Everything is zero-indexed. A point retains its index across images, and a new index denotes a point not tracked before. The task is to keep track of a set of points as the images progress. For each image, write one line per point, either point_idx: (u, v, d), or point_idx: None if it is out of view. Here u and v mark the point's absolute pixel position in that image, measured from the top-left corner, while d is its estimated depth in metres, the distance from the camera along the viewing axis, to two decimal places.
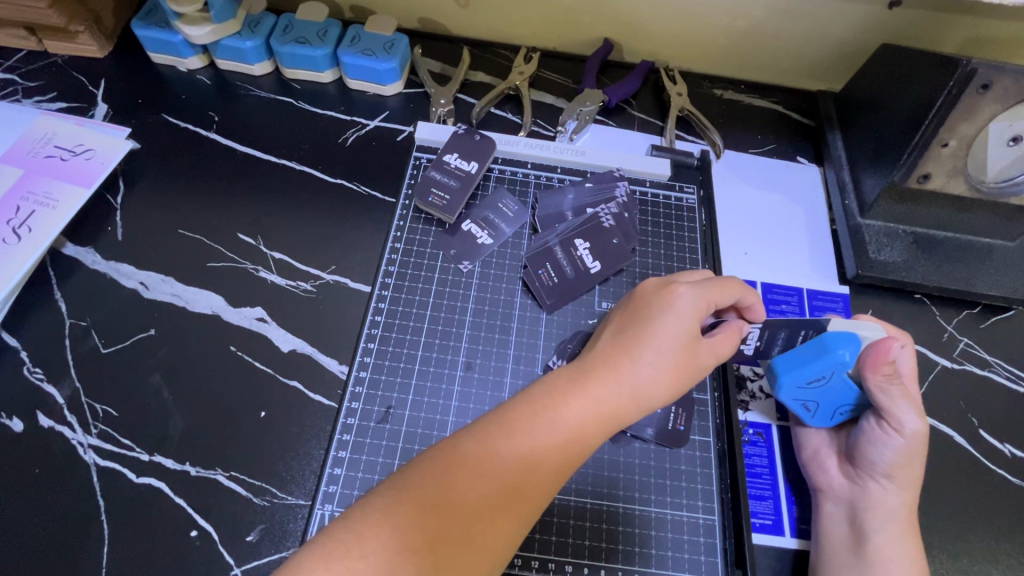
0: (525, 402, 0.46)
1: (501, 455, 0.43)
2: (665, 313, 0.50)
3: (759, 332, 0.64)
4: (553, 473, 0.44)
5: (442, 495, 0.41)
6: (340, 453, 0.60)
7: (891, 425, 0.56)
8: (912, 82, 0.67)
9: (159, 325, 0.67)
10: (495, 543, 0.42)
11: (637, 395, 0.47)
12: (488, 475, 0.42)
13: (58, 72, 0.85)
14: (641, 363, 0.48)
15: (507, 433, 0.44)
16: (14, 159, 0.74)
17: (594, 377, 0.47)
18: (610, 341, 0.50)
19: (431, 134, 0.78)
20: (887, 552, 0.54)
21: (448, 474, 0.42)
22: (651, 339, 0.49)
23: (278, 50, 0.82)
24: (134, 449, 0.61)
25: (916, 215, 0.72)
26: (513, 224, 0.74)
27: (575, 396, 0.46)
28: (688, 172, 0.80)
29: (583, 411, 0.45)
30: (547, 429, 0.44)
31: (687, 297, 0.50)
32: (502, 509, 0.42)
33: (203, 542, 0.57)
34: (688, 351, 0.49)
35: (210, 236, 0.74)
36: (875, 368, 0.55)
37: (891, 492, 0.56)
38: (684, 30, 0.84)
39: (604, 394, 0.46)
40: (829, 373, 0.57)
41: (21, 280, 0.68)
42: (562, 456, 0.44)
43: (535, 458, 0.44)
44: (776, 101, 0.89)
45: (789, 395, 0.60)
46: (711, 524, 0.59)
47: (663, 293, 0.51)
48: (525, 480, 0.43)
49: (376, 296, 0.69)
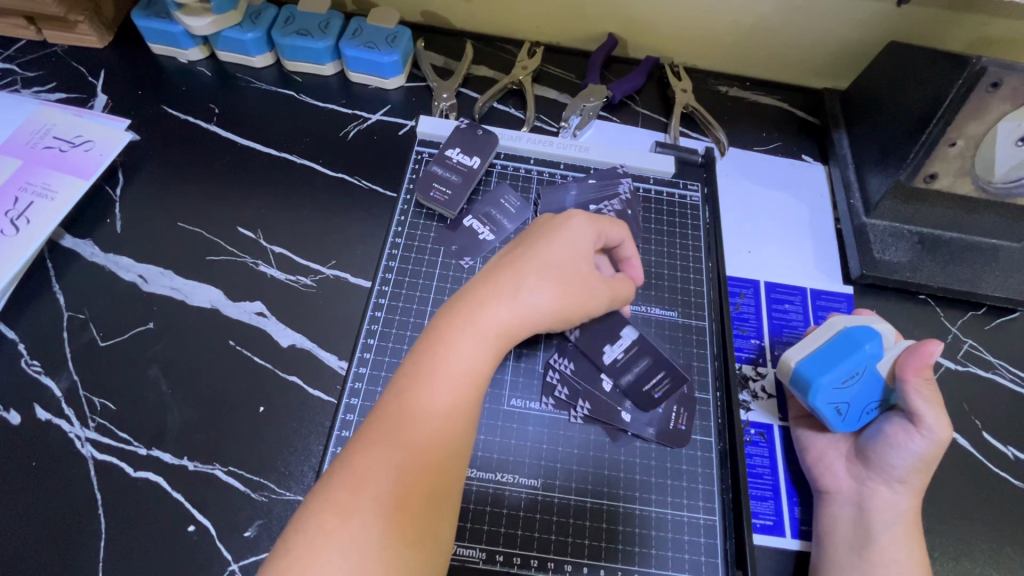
0: (418, 355, 0.46)
1: (418, 404, 0.43)
2: (533, 243, 0.53)
3: (629, 343, 0.63)
4: (465, 406, 0.45)
5: (365, 468, 0.41)
6: (339, 449, 0.60)
7: (920, 430, 0.56)
8: (920, 80, 0.67)
9: (158, 318, 0.67)
10: (441, 493, 0.42)
11: (525, 315, 0.49)
12: (404, 434, 0.42)
13: (58, 62, 0.84)
14: (518, 286, 0.49)
15: (403, 391, 0.44)
16: (13, 150, 0.73)
17: (474, 308, 0.48)
18: (483, 279, 0.51)
19: (434, 128, 0.78)
20: (897, 557, 0.54)
21: (377, 438, 0.42)
22: (527, 265, 0.51)
23: (279, 42, 0.81)
24: (132, 443, 0.61)
25: (920, 215, 0.71)
26: (515, 220, 0.73)
27: (468, 328, 0.47)
28: (692, 169, 0.79)
29: (475, 343, 0.46)
30: (443, 373, 0.45)
31: (570, 226, 0.54)
32: (433, 461, 0.42)
33: (201, 537, 0.57)
34: (575, 272, 0.52)
35: (210, 229, 0.73)
36: (918, 367, 0.56)
37: (901, 495, 0.57)
38: (690, 26, 0.84)
39: (491, 322, 0.47)
40: (862, 368, 0.58)
41: (20, 272, 0.67)
42: (470, 384, 0.45)
43: (439, 402, 0.44)
44: (781, 99, 0.88)
45: (826, 398, 0.58)
46: (713, 525, 0.59)
47: (546, 227, 0.54)
48: (444, 426, 0.43)
49: (377, 292, 0.68)
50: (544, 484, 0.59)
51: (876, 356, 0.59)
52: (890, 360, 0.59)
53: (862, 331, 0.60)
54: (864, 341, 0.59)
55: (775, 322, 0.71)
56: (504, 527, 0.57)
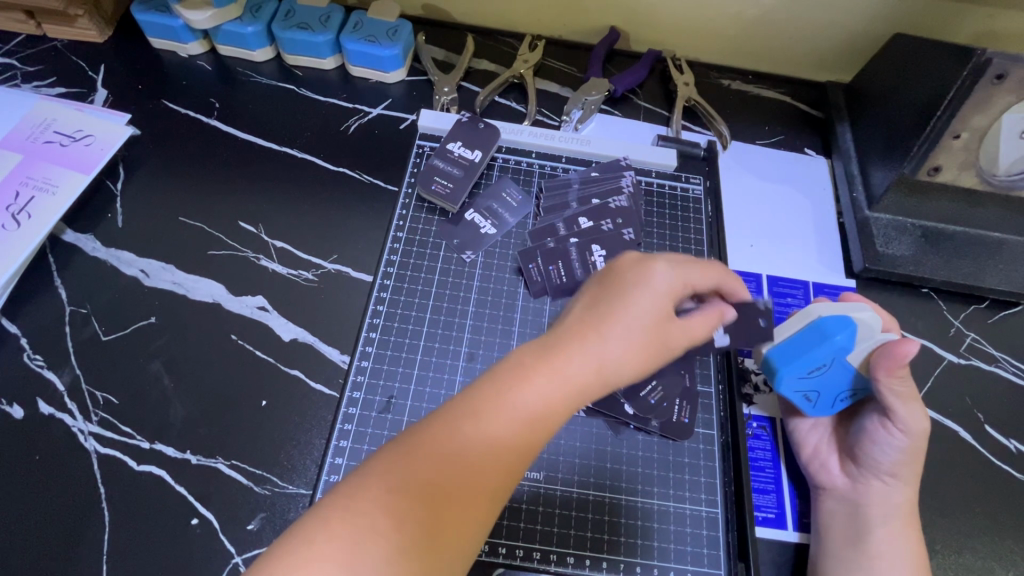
0: (487, 382, 0.44)
1: (472, 437, 0.42)
2: (637, 291, 0.48)
3: None
4: (525, 445, 0.43)
5: (410, 479, 0.40)
6: (342, 442, 0.60)
7: (895, 425, 0.55)
8: (926, 72, 0.66)
9: (160, 313, 0.67)
10: (476, 516, 0.41)
11: (602, 366, 0.45)
12: (460, 460, 0.41)
13: (57, 57, 0.84)
14: (608, 341, 0.45)
15: (469, 416, 0.42)
16: (13, 144, 0.73)
17: (555, 354, 0.45)
18: (572, 318, 0.47)
19: (435, 121, 0.77)
20: (891, 551, 0.54)
21: (423, 458, 0.41)
22: (616, 315, 0.46)
23: (279, 35, 0.81)
24: (135, 437, 0.61)
25: (924, 208, 0.71)
26: (516, 214, 0.74)
27: (542, 371, 0.44)
28: (693, 162, 0.79)
29: (554, 389, 0.44)
30: (510, 413, 0.43)
31: (661, 273, 0.49)
32: (470, 493, 0.41)
33: (204, 530, 0.57)
34: (660, 331, 0.48)
35: (212, 224, 0.73)
36: (890, 368, 0.53)
37: (895, 488, 0.56)
38: (692, 19, 0.83)
39: (572, 371, 0.44)
40: (829, 361, 0.56)
41: (22, 266, 0.67)
42: (533, 435, 0.43)
43: (504, 434, 0.42)
44: (785, 92, 0.88)
45: (789, 387, 0.59)
46: (714, 517, 0.59)
47: (639, 266, 0.49)
48: (499, 454, 0.42)
49: (379, 286, 0.68)
50: (547, 477, 0.59)
51: (847, 348, 0.56)
52: (865, 351, 0.56)
53: (836, 322, 0.57)
54: (832, 333, 0.56)
55: (776, 316, 0.71)
56: (506, 519, 0.57)
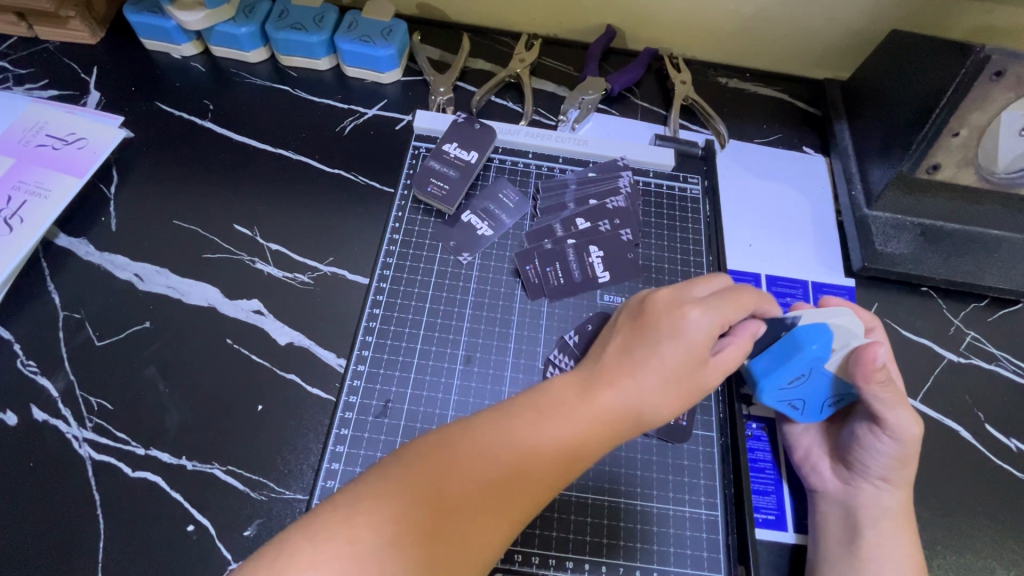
0: (520, 408, 0.45)
1: (499, 456, 0.42)
2: (668, 337, 0.47)
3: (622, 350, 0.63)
4: (546, 475, 0.43)
5: (431, 485, 0.40)
6: (339, 447, 0.59)
7: (885, 432, 0.55)
8: (925, 70, 0.65)
9: (154, 318, 0.66)
10: (485, 538, 0.40)
11: (632, 403, 0.46)
12: (482, 477, 0.41)
13: (49, 59, 0.83)
14: (638, 379, 0.46)
15: (498, 438, 0.43)
16: (6, 148, 0.73)
17: (590, 388, 0.46)
18: (608, 354, 0.49)
19: (430, 122, 0.77)
20: (885, 553, 0.53)
21: (446, 466, 0.41)
22: (650, 357, 0.47)
23: (273, 36, 0.80)
24: (131, 443, 0.60)
25: (923, 206, 0.71)
26: (513, 215, 0.73)
27: (574, 404, 0.45)
28: (691, 162, 0.79)
29: (582, 423, 0.44)
30: (538, 441, 0.43)
31: (697, 319, 0.48)
32: (487, 511, 0.41)
33: (200, 537, 0.56)
34: (687, 377, 0.47)
35: (205, 227, 0.72)
36: (867, 375, 0.52)
37: (886, 491, 0.56)
38: (689, 17, 0.83)
39: (603, 405, 0.45)
40: (807, 370, 0.56)
41: (15, 270, 0.67)
42: (558, 467, 0.43)
43: (529, 458, 0.42)
44: (782, 90, 0.87)
45: (772, 397, 0.59)
46: (714, 520, 0.59)
47: (675, 312, 0.48)
48: (522, 479, 0.42)
49: (375, 288, 0.68)
50: None
51: (824, 357, 0.55)
52: (841, 356, 0.55)
53: (809, 330, 0.55)
54: (806, 343, 0.54)
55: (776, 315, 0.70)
56: None
